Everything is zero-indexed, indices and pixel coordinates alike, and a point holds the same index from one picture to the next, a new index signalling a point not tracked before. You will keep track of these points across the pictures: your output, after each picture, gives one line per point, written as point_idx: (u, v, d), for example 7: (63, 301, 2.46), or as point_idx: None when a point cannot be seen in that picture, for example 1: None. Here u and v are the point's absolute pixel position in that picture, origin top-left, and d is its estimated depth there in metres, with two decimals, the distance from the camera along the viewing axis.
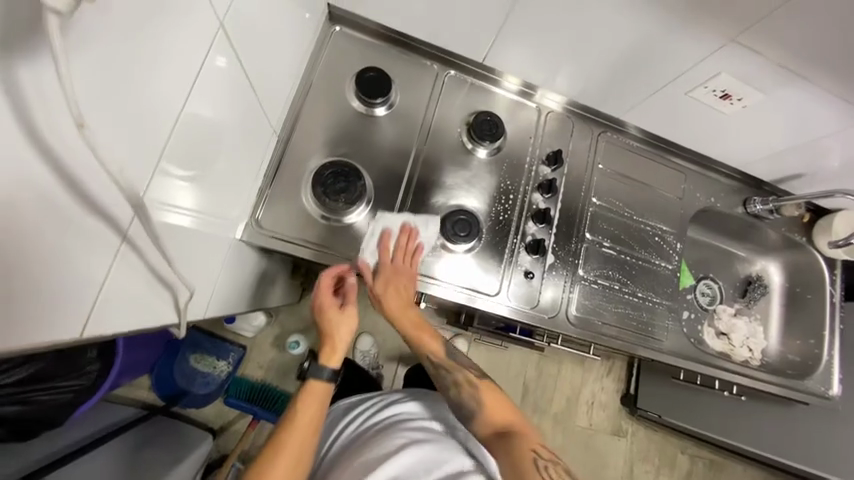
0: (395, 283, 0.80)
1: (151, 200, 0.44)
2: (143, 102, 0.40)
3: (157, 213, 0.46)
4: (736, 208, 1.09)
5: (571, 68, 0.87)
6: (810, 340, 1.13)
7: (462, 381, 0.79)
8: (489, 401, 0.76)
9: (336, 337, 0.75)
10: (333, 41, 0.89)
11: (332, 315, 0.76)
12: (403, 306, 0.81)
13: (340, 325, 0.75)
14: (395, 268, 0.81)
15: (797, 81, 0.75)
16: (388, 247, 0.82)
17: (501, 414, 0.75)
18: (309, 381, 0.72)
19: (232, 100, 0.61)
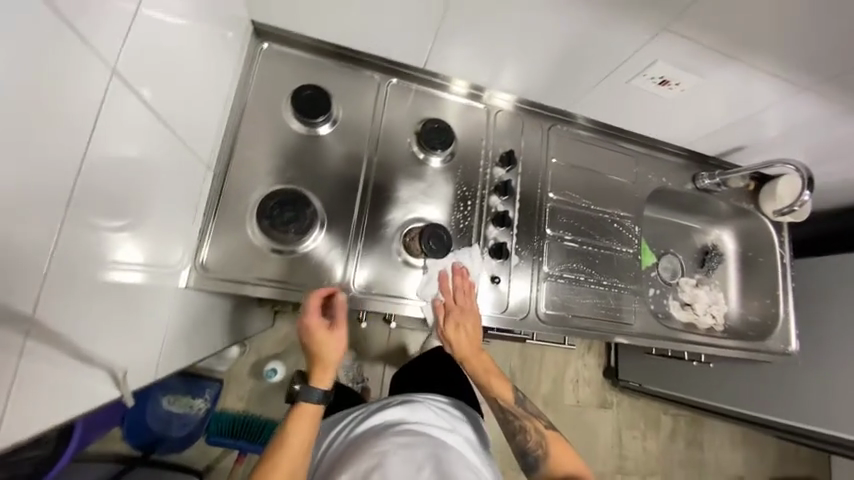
0: (464, 324, 0.82)
1: (43, 285, 0.40)
2: (24, 177, 0.36)
3: (52, 297, 0.41)
4: (686, 185, 1.13)
5: (513, 66, 0.86)
6: (766, 300, 1.20)
7: (527, 426, 0.80)
8: (553, 447, 0.76)
9: (325, 356, 0.71)
10: (262, 60, 0.84)
11: (317, 339, 0.71)
12: (472, 346, 0.83)
13: (327, 347, 0.71)
14: (461, 310, 0.83)
15: (727, 63, 0.77)
16: (451, 293, 0.84)
17: (565, 460, 0.74)
18: (299, 403, 0.69)
19: (153, 144, 0.56)
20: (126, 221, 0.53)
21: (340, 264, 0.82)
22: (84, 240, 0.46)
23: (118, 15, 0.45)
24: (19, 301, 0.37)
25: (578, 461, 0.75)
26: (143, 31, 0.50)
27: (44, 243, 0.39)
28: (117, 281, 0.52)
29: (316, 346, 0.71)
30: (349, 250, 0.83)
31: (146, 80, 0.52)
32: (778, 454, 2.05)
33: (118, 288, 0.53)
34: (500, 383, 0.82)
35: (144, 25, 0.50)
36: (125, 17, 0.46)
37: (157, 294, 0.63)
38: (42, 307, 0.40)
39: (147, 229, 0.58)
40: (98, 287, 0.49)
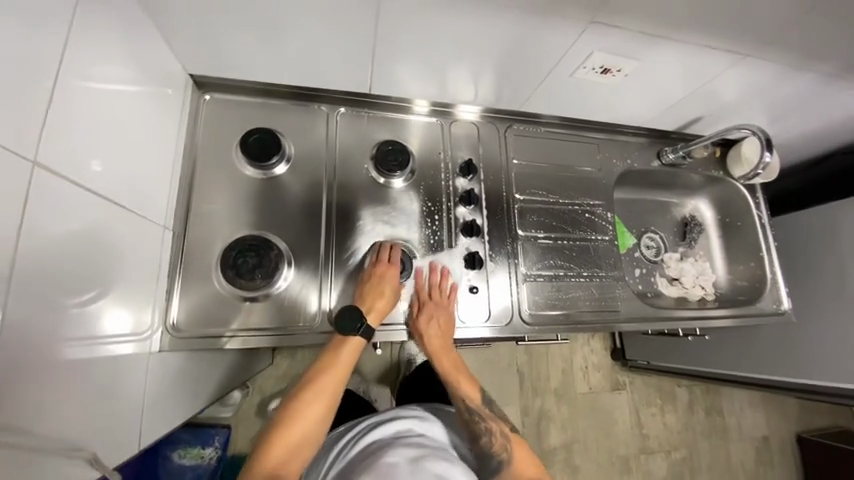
0: (438, 315, 0.83)
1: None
2: None
3: (2, 396, 0.42)
4: (652, 163, 1.14)
5: (456, 75, 0.86)
6: (751, 262, 1.20)
7: (494, 431, 0.78)
8: (517, 453, 0.75)
9: (377, 302, 0.78)
10: (207, 111, 0.85)
11: (387, 289, 0.79)
12: (442, 340, 0.83)
13: (387, 292, 0.79)
14: (436, 303, 0.84)
15: (665, 45, 0.77)
16: (424, 287, 0.86)
17: (529, 469, 0.73)
18: (314, 374, 0.70)
19: (100, 217, 0.57)
20: (92, 291, 0.56)
21: (313, 300, 0.82)
22: (32, 332, 0.46)
23: (29, 104, 0.45)
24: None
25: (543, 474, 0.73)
26: (65, 114, 0.50)
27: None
28: (86, 358, 0.55)
29: (374, 292, 0.78)
30: (321, 283, 0.83)
31: (76, 156, 0.52)
32: (799, 408, 2.03)
33: (82, 365, 0.54)
34: (468, 385, 0.83)
35: (65, 106, 0.50)
36: (37, 105, 0.46)
37: (130, 361, 0.64)
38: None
39: (114, 296, 0.61)
40: (54, 373, 0.49)
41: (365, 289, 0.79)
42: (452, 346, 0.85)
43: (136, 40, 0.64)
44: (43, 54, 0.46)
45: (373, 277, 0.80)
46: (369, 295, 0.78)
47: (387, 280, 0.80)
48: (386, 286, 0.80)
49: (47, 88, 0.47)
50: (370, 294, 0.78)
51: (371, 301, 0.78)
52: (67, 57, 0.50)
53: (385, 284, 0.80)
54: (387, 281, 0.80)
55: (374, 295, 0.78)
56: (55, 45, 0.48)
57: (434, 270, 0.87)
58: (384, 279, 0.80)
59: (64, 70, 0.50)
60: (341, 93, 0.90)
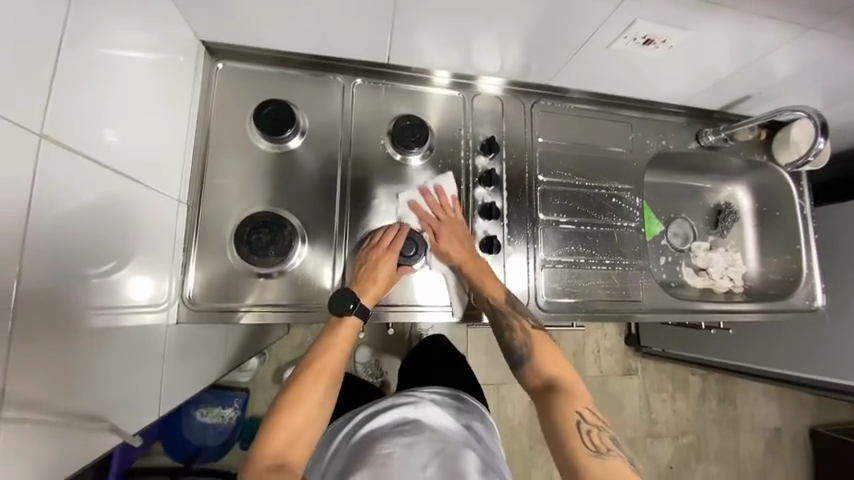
0: (454, 232, 0.84)
1: (10, 361, 0.41)
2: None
3: (23, 370, 0.42)
4: (689, 145, 1.05)
5: (482, 44, 0.79)
6: (786, 256, 1.13)
7: (516, 326, 0.80)
8: (540, 350, 0.78)
9: (372, 284, 0.77)
10: (220, 79, 0.82)
11: (382, 271, 0.78)
12: (462, 254, 0.83)
13: (382, 274, 0.78)
14: (445, 222, 0.84)
15: (720, 13, 0.68)
16: (434, 207, 0.85)
17: (552, 368, 0.76)
18: (316, 347, 0.72)
19: (114, 190, 0.56)
20: (109, 264, 0.56)
21: (327, 278, 0.82)
22: (51, 306, 0.46)
23: (34, 73, 0.43)
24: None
25: (567, 370, 0.76)
26: (74, 85, 0.48)
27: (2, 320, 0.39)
28: (105, 330, 0.55)
29: (369, 275, 0.77)
30: (335, 262, 0.82)
31: (87, 128, 0.51)
32: (818, 402, 1.98)
33: (101, 337, 0.55)
34: (493, 286, 0.81)
35: (72, 74, 0.48)
36: (43, 73, 0.44)
37: (149, 333, 0.66)
38: (10, 387, 0.41)
39: (132, 270, 0.61)
40: (79, 345, 0.50)
41: (360, 272, 0.78)
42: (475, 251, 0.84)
43: (145, 1, 0.60)
44: (45, 16, 0.43)
45: (368, 259, 0.79)
46: (363, 276, 0.77)
47: (382, 263, 0.78)
48: (381, 268, 0.78)
49: (55, 54, 0.45)
50: (365, 276, 0.77)
51: (366, 283, 0.77)
52: (75, 22, 0.48)
53: (381, 266, 0.78)
54: (383, 264, 0.78)
55: (369, 278, 0.77)
56: (58, 7, 0.45)
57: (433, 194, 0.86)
58: (380, 261, 0.78)
59: (68, 35, 0.47)
60: (357, 63, 0.86)
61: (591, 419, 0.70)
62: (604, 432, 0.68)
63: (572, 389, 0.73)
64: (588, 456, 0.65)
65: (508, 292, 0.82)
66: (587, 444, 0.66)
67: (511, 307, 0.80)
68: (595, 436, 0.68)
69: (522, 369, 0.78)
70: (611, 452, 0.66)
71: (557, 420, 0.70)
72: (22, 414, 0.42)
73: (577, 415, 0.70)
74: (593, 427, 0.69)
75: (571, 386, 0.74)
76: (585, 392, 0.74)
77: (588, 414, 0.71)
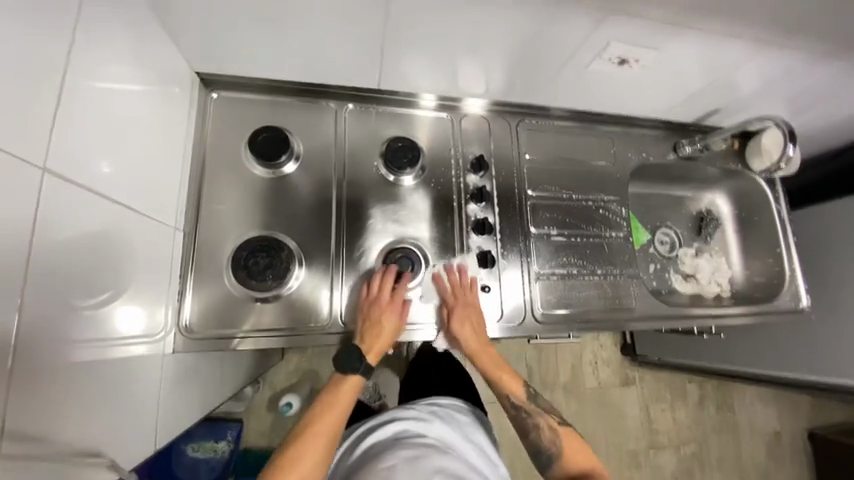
0: (470, 316, 0.83)
1: (7, 396, 0.40)
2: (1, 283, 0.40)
3: (20, 405, 0.42)
4: (668, 156, 1.10)
5: (468, 67, 0.83)
6: (768, 259, 1.18)
7: (542, 425, 0.81)
8: (565, 440, 0.79)
9: (377, 340, 0.77)
10: (215, 108, 0.84)
11: (387, 327, 0.78)
12: (479, 341, 0.83)
13: (387, 328, 0.78)
14: (464, 304, 0.83)
15: (686, 35, 0.74)
16: (448, 289, 0.85)
17: (578, 460, 0.77)
18: (320, 398, 0.73)
19: (110, 219, 0.57)
20: (105, 293, 0.56)
21: (325, 300, 0.82)
22: (49, 337, 0.46)
23: (37, 109, 0.44)
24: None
25: (593, 461, 0.77)
26: (74, 120, 0.50)
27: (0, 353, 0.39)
28: (101, 360, 0.55)
29: (374, 330, 0.77)
30: (332, 283, 0.83)
31: (84, 159, 0.52)
32: (813, 404, 2.00)
33: (97, 368, 0.54)
34: (510, 379, 0.84)
35: (72, 109, 0.49)
36: (45, 109, 0.45)
37: (145, 364, 0.64)
38: (7, 422, 0.40)
39: (126, 299, 0.61)
40: (77, 376, 0.50)
41: (366, 326, 0.78)
42: (490, 344, 0.85)
43: (141, 37, 0.63)
44: (49, 56, 0.45)
45: (373, 313, 0.78)
46: (369, 327, 0.77)
47: (388, 318, 0.78)
48: (387, 321, 0.78)
49: (57, 90, 0.47)
50: (370, 331, 0.77)
51: (371, 339, 0.77)
52: (76, 59, 0.50)
53: (386, 321, 0.78)
54: (387, 315, 0.78)
55: (375, 333, 0.77)
56: (61, 46, 0.47)
57: (452, 276, 0.86)
58: (386, 314, 0.78)
59: (68, 73, 0.49)
60: (346, 89, 0.88)
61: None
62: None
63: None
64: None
65: (527, 386, 0.84)
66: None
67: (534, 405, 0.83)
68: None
69: (548, 468, 0.79)
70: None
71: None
72: (19, 449, 0.42)
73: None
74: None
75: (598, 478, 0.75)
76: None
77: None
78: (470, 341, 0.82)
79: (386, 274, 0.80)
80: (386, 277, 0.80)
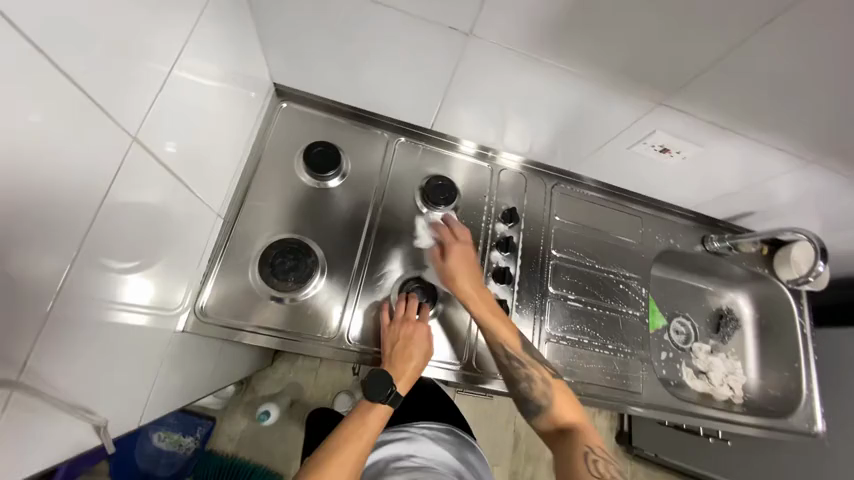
0: (465, 257, 0.86)
1: (40, 333, 0.43)
2: (62, 226, 0.43)
3: (47, 342, 0.44)
4: (695, 247, 1.11)
5: (517, 127, 0.88)
6: (786, 372, 1.14)
7: (531, 373, 0.80)
8: (557, 396, 0.78)
9: (405, 367, 0.75)
10: (280, 116, 0.91)
11: (416, 353, 0.77)
12: (477, 293, 0.83)
13: (416, 355, 0.77)
14: (463, 266, 0.84)
15: (729, 137, 0.78)
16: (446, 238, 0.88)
17: (569, 414, 0.76)
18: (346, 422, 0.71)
19: (167, 192, 0.61)
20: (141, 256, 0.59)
21: (336, 313, 0.83)
22: (87, 285, 0.49)
23: (141, 89, 0.51)
24: (6, 362, 0.40)
25: (586, 421, 0.76)
26: (166, 101, 0.56)
27: (47, 287, 0.43)
28: (123, 320, 0.57)
29: (402, 356, 0.76)
30: (348, 297, 0.84)
31: (162, 134, 0.57)
32: None
33: (119, 326, 0.56)
34: (508, 331, 0.82)
35: (169, 90, 0.56)
36: (148, 88, 0.52)
37: (154, 336, 0.66)
38: (31, 359, 0.42)
39: (157, 268, 0.64)
40: (100, 328, 0.52)
41: (393, 350, 0.76)
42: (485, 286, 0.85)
43: (239, 46, 0.71)
44: (163, 49, 0.53)
45: (401, 337, 0.77)
46: (398, 354, 0.76)
47: (416, 345, 0.77)
48: (415, 347, 0.77)
49: (162, 71, 0.54)
50: (398, 356, 0.76)
51: (399, 366, 0.75)
52: (183, 49, 0.57)
53: (413, 345, 0.77)
54: (416, 342, 0.77)
55: (401, 359, 0.75)
56: (176, 43, 0.55)
57: (449, 239, 0.88)
58: (414, 339, 0.77)
59: (174, 66, 0.56)
60: (395, 121, 0.94)
61: (601, 455, 0.69)
62: (613, 467, 0.67)
63: (586, 431, 0.73)
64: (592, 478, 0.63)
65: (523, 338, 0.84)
66: (593, 471, 0.65)
67: (529, 356, 0.82)
68: (601, 466, 0.66)
69: (537, 413, 0.78)
70: None
71: (569, 456, 0.69)
72: (35, 386, 0.43)
73: (587, 447, 0.70)
74: (602, 460, 0.68)
75: (586, 429, 0.74)
76: (596, 436, 0.73)
77: (599, 452, 0.69)
78: (467, 286, 0.83)
79: (411, 299, 0.82)
80: (410, 303, 0.82)
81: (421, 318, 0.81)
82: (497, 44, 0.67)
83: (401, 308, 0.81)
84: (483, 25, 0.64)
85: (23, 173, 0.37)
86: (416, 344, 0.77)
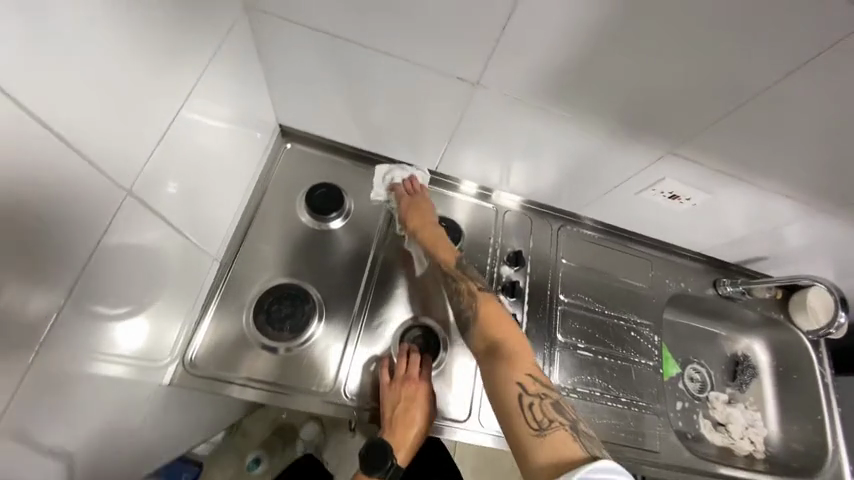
0: (419, 205, 0.86)
1: (15, 397, 0.39)
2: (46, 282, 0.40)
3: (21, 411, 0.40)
4: (707, 291, 1.08)
5: (523, 170, 0.87)
6: (809, 426, 1.07)
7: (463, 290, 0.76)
8: (487, 318, 0.70)
9: (407, 433, 0.71)
10: (284, 157, 0.91)
11: (418, 418, 0.72)
12: (422, 217, 0.84)
13: (418, 419, 0.72)
14: (416, 205, 0.86)
15: (741, 185, 0.76)
16: (402, 189, 0.89)
17: (501, 337, 0.67)
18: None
19: (161, 239, 0.58)
20: (132, 305, 0.56)
21: (332, 364, 0.79)
22: (70, 342, 0.46)
23: (145, 133, 0.49)
24: None
25: (521, 342, 0.66)
26: (168, 145, 0.55)
27: (25, 349, 0.39)
28: (105, 375, 0.53)
29: (403, 420, 0.71)
30: (347, 344, 0.80)
31: (161, 178, 0.55)
32: None
33: (99, 383, 0.52)
34: (443, 247, 0.80)
35: (173, 135, 0.55)
36: (150, 135, 0.50)
37: (137, 391, 0.61)
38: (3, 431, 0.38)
39: (145, 316, 0.60)
40: (80, 386, 0.48)
41: (394, 414, 0.71)
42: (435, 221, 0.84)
43: (248, 87, 0.71)
44: (171, 92, 0.52)
45: (402, 399, 0.72)
46: (398, 419, 0.71)
47: (418, 407, 0.73)
48: (417, 411, 0.72)
49: (166, 117, 0.53)
50: (399, 421, 0.71)
51: (400, 433, 0.70)
52: (189, 94, 0.56)
53: (416, 408, 0.72)
54: (417, 404, 0.73)
55: (403, 424, 0.71)
56: (185, 86, 0.54)
57: (404, 187, 0.89)
58: (416, 402, 0.73)
59: (183, 105, 0.55)
60: (399, 162, 0.93)
61: (533, 391, 0.59)
62: (549, 404, 0.57)
63: (518, 359, 0.63)
64: (531, 435, 0.54)
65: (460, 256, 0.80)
66: (529, 421, 0.56)
67: (459, 270, 0.78)
68: (538, 410, 0.57)
69: (471, 330, 0.71)
70: (554, 424, 0.55)
71: (500, 392, 0.61)
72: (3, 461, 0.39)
73: (518, 387, 0.60)
74: (537, 400, 0.58)
75: (519, 349, 0.65)
76: (530, 358, 0.64)
77: (531, 386, 0.60)
78: (414, 217, 0.84)
79: (411, 354, 0.78)
80: (411, 359, 0.77)
81: (422, 375, 0.77)
82: (504, 94, 0.67)
83: (400, 362, 0.77)
84: (491, 76, 0.64)
85: (8, 230, 0.35)
86: (417, 407, 0.73)
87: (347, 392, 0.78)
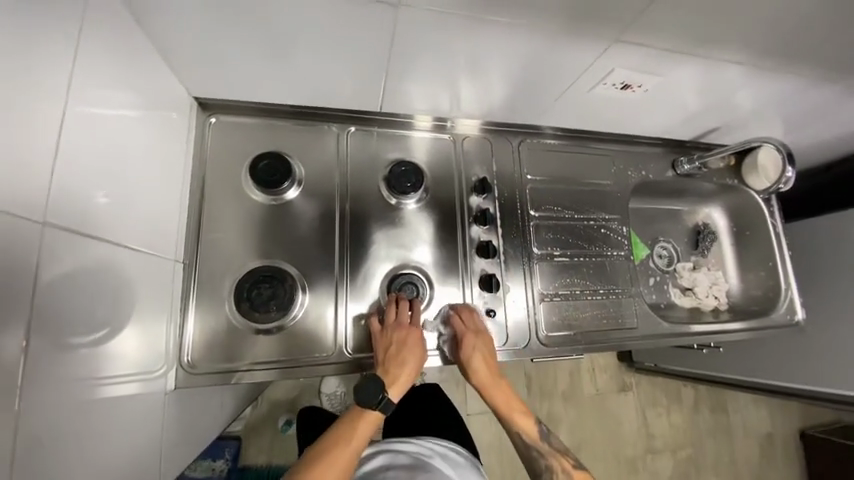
0: (480, 349, 0.81)
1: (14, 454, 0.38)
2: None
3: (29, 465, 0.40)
4: (667, 172, 1.11)
5: (470, 91, 0.82)
6: (762, 272, 1.20)
7: (554, 467, 0.76)
8: None
9: (401, 371, 0.74)
10: (213, 133, 0.82)
11: (411, 358, 0.76)
12: (489, 372, 0.79)
13: (409, 357, 0.76)
14: (472, 347, 0.80)
15: (689, 61, 0.74)
16: (456, 329, 0.83)
17: None
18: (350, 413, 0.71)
19: (106, 256, 0.54)
20: (106, 330, 0.54)
21: (329, 330, 0.81)
22: (53, 379, 0.44)
23: (37, 148, 0.42)
24: None
25: None
26: (72, 152, 0.48)
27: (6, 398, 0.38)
28: (104, 400, 0.53)
29: (396, 359, 0.75)
30: (337, 308, 0.82)
31: (79, 189, 0.49)
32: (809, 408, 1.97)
33: (103, 408, 0.52)
34: (525, 421, 0.78)
35: (72, 135, 0.47)
36: (42, 145, 0.43)
37: (145, 404, 0.63)
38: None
39: (127, 333, 0.58)
40: (81, 415, 0.48)
41: (387, 356, 0.75)
42: (500, 373, 0.81)
43: (138, 63, 0.60)
44: (46, 86, 0.43)
45: (393, 341, 0.76)
46: (390, 359, 0.75)
47: (410, 346, 0.76)
48: (408, 350, 0.76)
49: (57, 117, 0.45)
50: (393, 362, 0.75)
51: (393, 370, 0.74)
52: (71, 85, 0.47)
53: (408, 349, 0.76)
54: (408, 345, 0.76)
55: (397, 363, 0.75)
56: (60, 77, 0.45)
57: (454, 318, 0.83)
58: (407, 343, 0.76)
59: (69, 101, 0.47)
60: (340, 110, 0.86)
61: None
62: None
63: None
64: None
65: (539, 423, 0.79)
66: None
67: (546, 444, 0.78)
68: None
69: None
70: None
71: None
72: None
73: None
74: None
75: None
76: None
77: None
78: (483, 374, 0.79)
79: (398, 297, 0.82)
80: (399, 303, 0.81)
81: (413, 319, 0.80)
82: (431, 11, 0.60)
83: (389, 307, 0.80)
84: None
85: None
86: (409, 346, 0.76)
87: (347, 349, 0.81)
